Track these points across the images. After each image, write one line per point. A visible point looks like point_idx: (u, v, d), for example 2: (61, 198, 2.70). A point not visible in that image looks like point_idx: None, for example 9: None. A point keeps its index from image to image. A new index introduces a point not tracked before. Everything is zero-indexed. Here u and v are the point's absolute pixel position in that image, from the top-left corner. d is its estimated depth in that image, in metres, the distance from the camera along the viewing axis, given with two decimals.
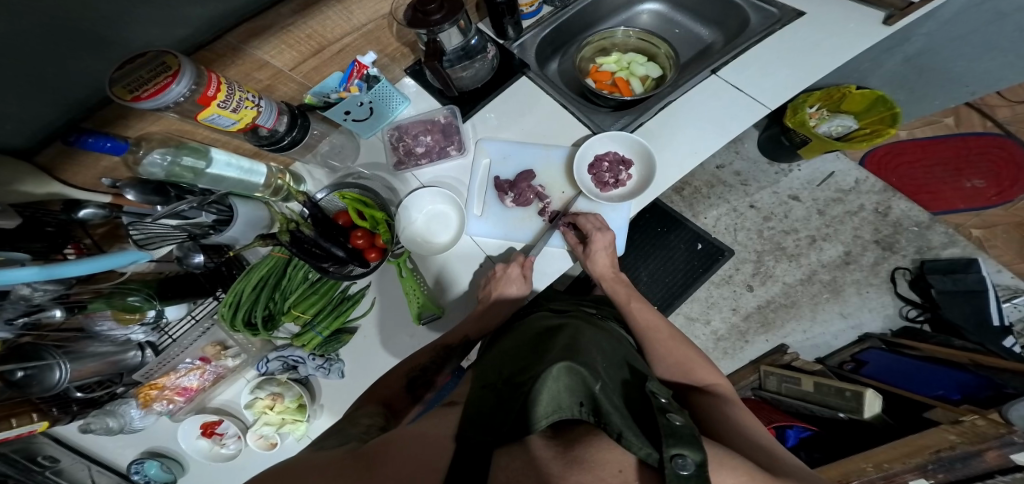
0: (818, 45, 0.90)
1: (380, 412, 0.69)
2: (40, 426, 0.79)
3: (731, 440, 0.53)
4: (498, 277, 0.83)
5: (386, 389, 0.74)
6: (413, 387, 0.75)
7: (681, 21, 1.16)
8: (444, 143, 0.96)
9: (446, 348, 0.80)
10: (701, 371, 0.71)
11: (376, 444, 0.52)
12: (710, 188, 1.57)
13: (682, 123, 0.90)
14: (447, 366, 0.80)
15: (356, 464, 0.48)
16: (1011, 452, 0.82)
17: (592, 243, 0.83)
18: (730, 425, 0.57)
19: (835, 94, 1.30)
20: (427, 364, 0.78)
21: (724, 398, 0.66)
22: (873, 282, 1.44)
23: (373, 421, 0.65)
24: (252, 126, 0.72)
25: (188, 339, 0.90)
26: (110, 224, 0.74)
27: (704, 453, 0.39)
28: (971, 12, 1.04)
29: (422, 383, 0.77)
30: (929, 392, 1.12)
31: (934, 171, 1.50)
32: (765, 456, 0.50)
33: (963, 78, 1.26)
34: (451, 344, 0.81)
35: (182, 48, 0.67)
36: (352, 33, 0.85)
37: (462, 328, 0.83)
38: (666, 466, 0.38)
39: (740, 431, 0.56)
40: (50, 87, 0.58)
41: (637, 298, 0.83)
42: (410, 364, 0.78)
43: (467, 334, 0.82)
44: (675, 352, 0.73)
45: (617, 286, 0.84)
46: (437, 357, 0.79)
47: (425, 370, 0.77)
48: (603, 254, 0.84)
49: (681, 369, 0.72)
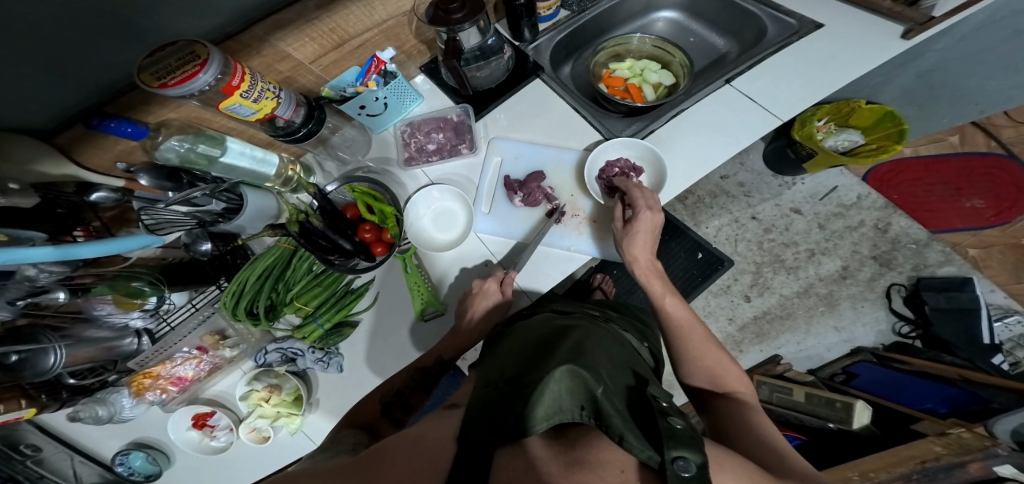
0: (833, 59, 0.92)
1: (361, 434, 0.70)
2: (28, 412, 0.78)
3: (747, 449, 0.53)
4: (477, 292, 0.83)
5: (363, 415, 0.75)
6: (390, 411, 0.76)
7: (696, 30, 1.18)
8: (456, 141, 0.97)
9: (421, 371, 0.80)
10: (733, 379, 0.68)
11: (371, 450, 0.52)
12: (712, 197, 1.59)
13: (693, 132, 0.91)
14: (425, 387, 0.80)
15: (356, 467, 0.49)
16: (995, 464, 0.83)
17: (640, 221, 0.78)
18: (748, 432, 0.56)
19: (844, 108, 1.33)
20: (402, 387, 0.79)
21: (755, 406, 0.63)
22: (868, 296, 1.46)
23: (357, 441, 0.67)
24: (270, 116, 0.72)
25: (186, 328, 0.88)
26: (119, 209, 0.74)
27: (705, 456, 0.39)
28: (978, 34, 1.07)
29: (400, 406, 0.77)
30: (919, 405, 1.15)
31: (936, 189, 1.53)
32: (776, 460, 0.49)
33: (968, 94, 1.30)
34: (426, 367, 0.81)
35: (207, 38, 0.67)
36: (372, 28, 0.85)
37: (438, 347, 0.83)
38: (667, 467, 0.38)
39: (756, 439, 0.55)
40: (74, 72, 0.57)
41: (672, 292, 0.78)
42: (385, 389, 0.79)
43: (443, 355, 0.82)
44: (706, 353, 0.70)
45: (652, 277, 0.79)
46: (412, 381, 0.80)
47: (399, 394, 0.77)
48: (645, 235, 0.79)
49: (709, 373, 0.70)
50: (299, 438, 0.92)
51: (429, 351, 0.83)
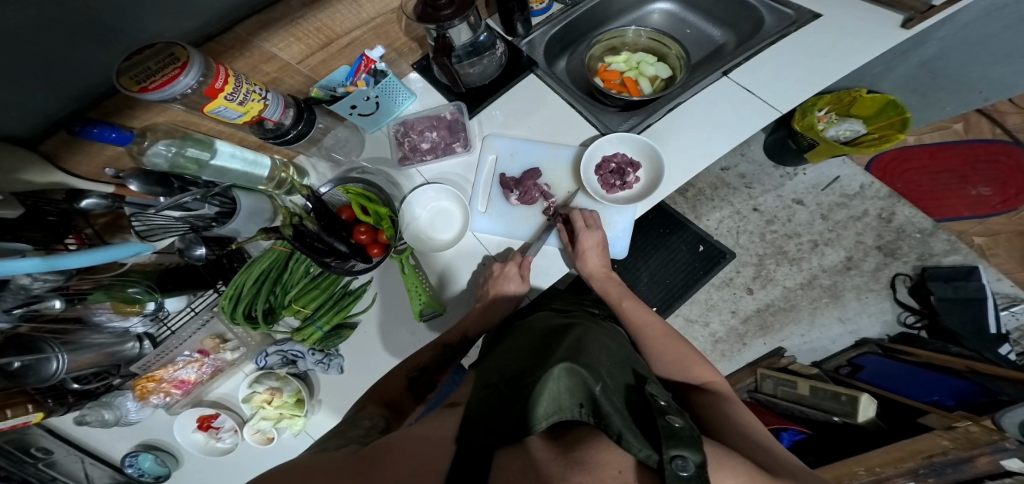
0: (832, 49, 0.90)
1: (382, 413, 0.68)
2: (35, 417, 0.79)
3: (728, 438, 0.53)
4: (496, 276, 0.83)
5: (388, 391, 0.73)
6: (414, 387, 0.75)
7: (692, 21, 1.15)
8: (450, 139, 0.95)
9: (445, 347, 0.80)
10: (699, 369, 0.70)
11: (381, 442, 0.51)
12: (714, 189, 1.57)
13: (690, 127, 0.90)
14: (449, 363, 0.79)
15: (358, 465, 0.48)
16: (1003, 458, 0.81)
17: (579, 242, 0.82)
18: (722, 422, 0.57)
19: (845, 98, 1.30)
20: (427, 364, 0.78)
21: (723, 396, 0.65)
22: (873, 287, 1.44)
23: (374, 423, 0.64)
24: (258, 119, 0.71)
25: (186, 332, 0.87)
26: (112, 215, 0.74)
27: (704, 455, 0.38)
28: (984, 19, 1.04)
29: (424, 383, 0.76)
30: (924, 399, 1.12)
31: (941, 177, 1.50)
32: (747, 447, 0.51)
33: (971, 83, 1.27)
34: (452, 343, 0.81)
35: (190, 40, 0.66)
36: (360, 27, 0.84)
37: (463, 324, 0.83)
38: (666, 467, 0.37)
39: (733, 427, 0.56)
40: (56, 76, 0.57)
41: (630, 296, 0.83)
42: (410, 364, 0.78)
43: (467, 331, 0.82)
44: (668, 351, 0.73)
45: (610, 286, 0.83)
46: (437, 357, 0.79)
47: (425, 370, 0.77)
48: (593, 252, 0.83)
49: (677, 366, 0.71)
50: (302, 438, 0.93)
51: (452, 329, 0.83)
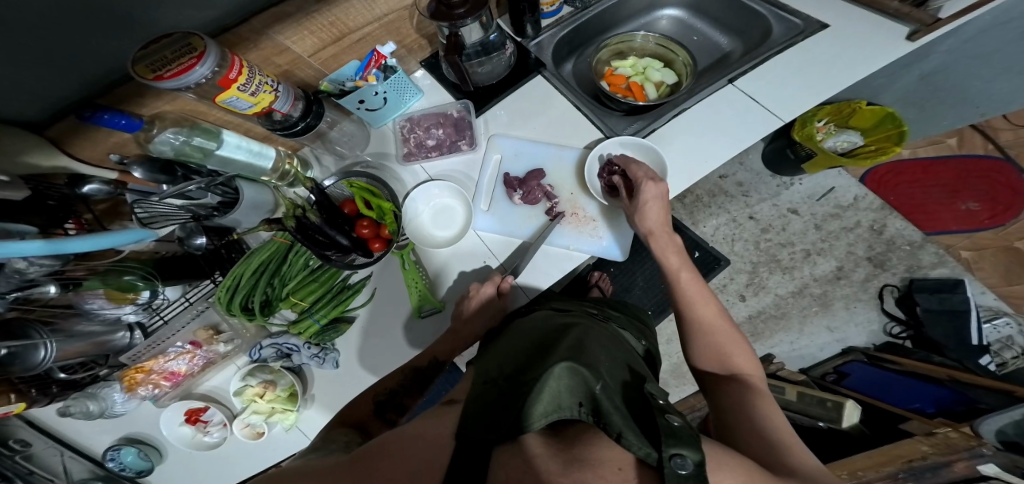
0: (836, 60, 0.92)
1: (352, 432, 0.69)
2: (17, 407, 0.77)
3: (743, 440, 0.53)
4: (474, 300, 0.82)
5: (355, 413, 0.73)
6: (383, 411, 0.75)
7: (700, 29, 1.17)
8: (456, 137, 0.96)
9: (415, 371, 0.80)
10: (740, 359, 0.68)
11: (368, 447, 0.51)
12: (711, 197, 1.59)
13: (696, 132, 0.91)
14: (420, 388, 0.79)
15: (354, 465, 0.48)
16: (979, 463, 0.85)
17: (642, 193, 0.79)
18: (744, 416, 0.57)
19: (846, 109, 1.33)
20: (396, 387, 0.78)
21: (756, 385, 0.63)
22: (861, 297, 1.48)
23: (350, 438, 0.66)
24: (267, 110, 0.71)
25: (180, 322, 0.85)
26: (112, 201, 0.73)
27: (703, 453, 0.39)
28: (983, 35, 1.08)
29: (393, 406, 0.77)
30: (905, 405, 1.16)
31: (932, 192, 1.54)
32: (764, 449, 0.50)
33: (967, 95, 1.30)
34: (421, 367, 0.80)
35: (205, 29, 0.65)
36: (372, 23, 0.84)
37: (432, 348, 0.83)
38: (665, 465, 0.38)
39: (755, 427, 0.55)
40: (69, 63, 0.56)
41: (687, 266, 0.78)
42: (378, 387, 0.78)
43: (437, 355, 0.82)
44: (716, 331, 0.70)
45: (668, 250, 0.78)
46: (406, 381, 0.79)
47: (393, 394, 0.77)
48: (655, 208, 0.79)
49: (717, 354, 0.69)
50: (293, 434, 0.92)
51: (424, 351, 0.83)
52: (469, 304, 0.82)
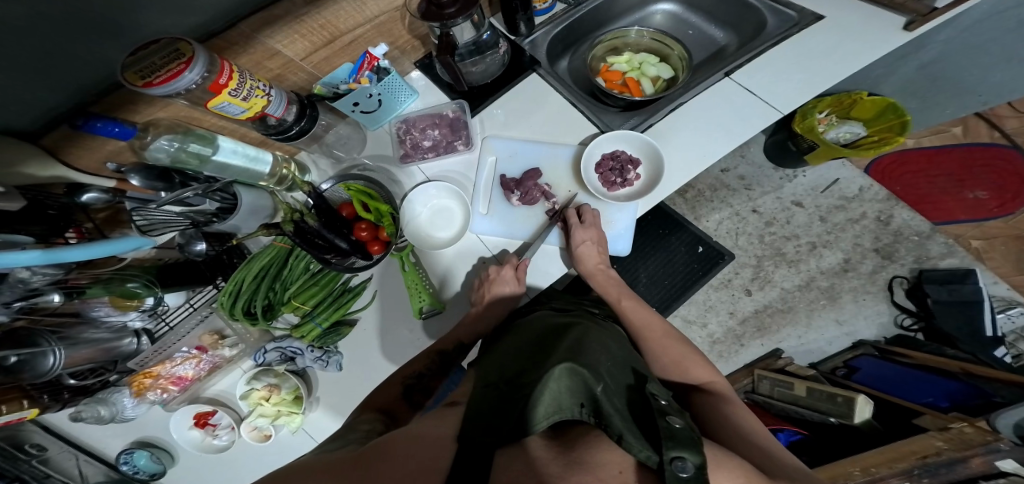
0: (835, 50, 0.90)
1: (378, 419, 0.66)
2: (29, 413, 0.78)
3: (726, 440, 0.53)
4: (491, 279, 0.83)
5: (383, 398, 0.72)
6: (410, 393, 0.75)
7: (695, 22, 1.16)
8: (452, 138, 0.96)
9: (441, 354, 0.80)
10: (696, 369, 0.71)
11: (372, 447, 0.51)
12: (713, 191, 1.57)
13: (693, 128, 0.90)
14: (444, 371, 0.79)
15: (355, 463, 0.48)
16: (997, 458, 0.82)
17: (573, 237, 0.83)
18: (718, 422, 0.58)
19: (846, 100, 1.31)
20: (422, 371, 0.78)
21: (723, 397, 0.66)
22: (870, 290, 1.45)
23: (372, 427, 0.63)
24: (260, 114, 0.71)
25: (185, 327, 0.88)
26: (111, 209, 0.74)
27: (704, 456, 0.38)
28: (990, 18, 1.05)
29: (420, 389, 0.76)
30: (919, 399, 1.13)
31: (938, 181, 1.51)
32: (761, 455, 0.50)
33: (972, 85, 1.27)
34: (446, 350, 0.80)
35: (195, 35, 0.66)
36: (364, 25, 0.84)
37: (456, 331, 0.83)
38: (665, 468, 0.37)
39: (734, 431, 0.56)
40: (59, 70, 0.56)
41: (629, 296, 0.83)
42: (405, 371, 0.78)
43: (461, 338, 0.82)
44: (668, 350, 0.74)
45: (610, 285, 0.84)
46: (432, 365, 0.79)
47: (421, 377, 0.77)
48: (592, 248, 0.83)
49: (677, 368, 0.72)
50: (300, 436, 0.92)
51: (446, 336, 0.83)
52: (487, 285, 0.83)
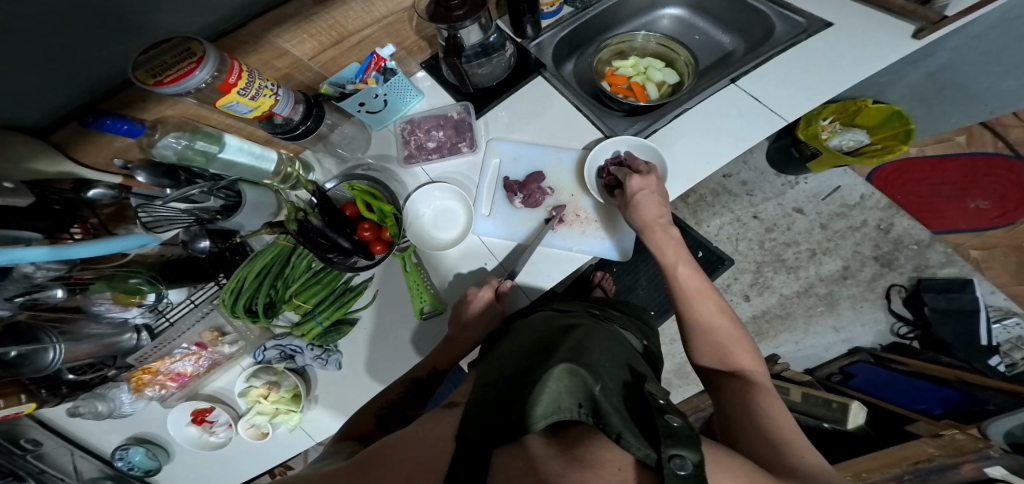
0: (842, 58, 0.91)
1: (356, 444, 0.67)
2: (27, 408, 0.78)
3: (743, 441, 0.52)
4: (474, 304, 0.81)
5: (359, 427, 0.72)
6: (386, 424, 0.73)
7: (702, 27, 1.17)
8: (456, 139, 0.96)
9: (415, 382, 0.80)
10: (739, 352, 0.67)
11: (367, 454, 0.51)
12: (715, 196, 1.58)
13: (696, 132, 0.91)
14: (419, 400, 0.79)
15: (353, 473, 0.48)
16: (986, 464, 0.84)
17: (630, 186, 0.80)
18: (744, 416, 0.56)
19: (851, 107, 1.33)
20: (397, 401, 0.77)
21: (756, 382, 0.62)
22: (868, 297, 1.46)
23: (355, 449, 0.65)
24: (268, 114, 0.71)
25: (185, 324, 0.88)
26: (117, 205, 0.74)
27: (702, 454, 0.38)
28: (1001, 25, 1.05)
29: (396, 418, 0.74)
30: (913, 407, 1.16)
31: (941, 189, 1.51)
32: (769, 451, 0.49)
33: (981, 96, 1.27)
34: (421, 378, 0.80)
35: (205, 34, 0.66)
36: (372, 25, 0.84)
37: (433, 357, 0.83)
38: (664, 466, 0.37)
39: (759, 428, 0.53)
40: (72, 69, 0.57)
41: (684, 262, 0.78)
42: (379, 401, 0.77)
43: (436, 365, 0.81)
44: (716, 327, 0.70)
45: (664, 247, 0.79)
46: (407, 394, 0.79)
47: (395, 407, 0.75)
48: (648, 202, 0.79)
49: (716, 348, 0.69)
50: (298, 434, 0.92)
51: (422, 362, 0.82)
52: (469, 309, 0.81)
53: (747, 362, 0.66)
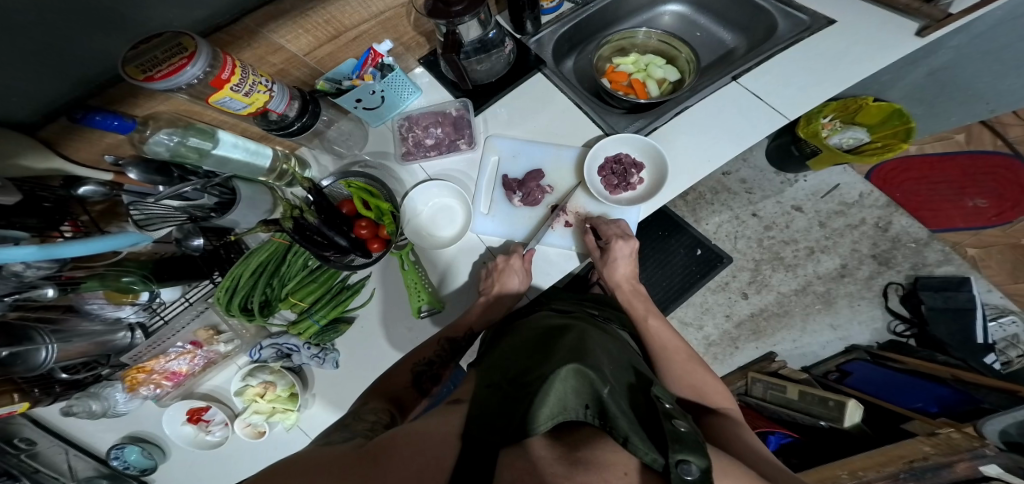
0: (844, 56, 0.90)
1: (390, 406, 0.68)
2: (20, 407, 0.77)
3: (741, 456, 0.54)
4: (498, 269, 0.83)
5: (393, 385, 0.73)
6: (420, 381, 0.75)
7: (703, 24, 1.16)
8: (454, 136, 0.95)
9: (450, 342, 0.80)
10: (715, 395, 0.71)
11: (380, 440, 0.49)
12: (714, 194, 1.58)
13: (697, 130, 0.90)
14: (454, 358, 0.80)
15: (363, 459, 0.46)
16: (982, 464, 0.84)
17: (613, 252, 0.81)
18: (739, 442, 0.59)
19: (852, 105, 1.33)
20: (433, 358, 0.78)
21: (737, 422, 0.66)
22: (865, 295, 1.46)
23: (378, 419, 0.63)
24: (262, 110, 0.70)
25: (180, 322, 0.86)
26: (108, 202, 0.72)
27: (709, 460, 0.39)
28: (1002, 26, 1.04)
29: (429, 377, 0.77)
30: (909, 404, 1.14)
31: (938, 188, 1.49)
32: (772, 472, 0.52)
33: (983, 96, 1.28)
34: (456, 339, 0.81)
35: (198, 29, 0.65)
36: (369, 20, 0.83)
37: (467, 319, 0.83)
38: (671, 471, 0.38)
39: (751, 452, 0.56)
40: (60, 64, 0.56)
41: (656, 314, 0.80)
42: (416, 357, 0.79)
43: (472, 326, 0.82)
44: (691, 373, 0.73)
45: (635, 300, 0.82)
46: (442, 352, 0.79)
47: (431, 364, 0.77)
48: (626, 262, 0.81)
49: (694, 390, 0.72)
50: (294, 433, 0.91)
51: (458, 322, 0.83)
52: (502, 283, 0.82)
53: (723, 403, 0.70)
